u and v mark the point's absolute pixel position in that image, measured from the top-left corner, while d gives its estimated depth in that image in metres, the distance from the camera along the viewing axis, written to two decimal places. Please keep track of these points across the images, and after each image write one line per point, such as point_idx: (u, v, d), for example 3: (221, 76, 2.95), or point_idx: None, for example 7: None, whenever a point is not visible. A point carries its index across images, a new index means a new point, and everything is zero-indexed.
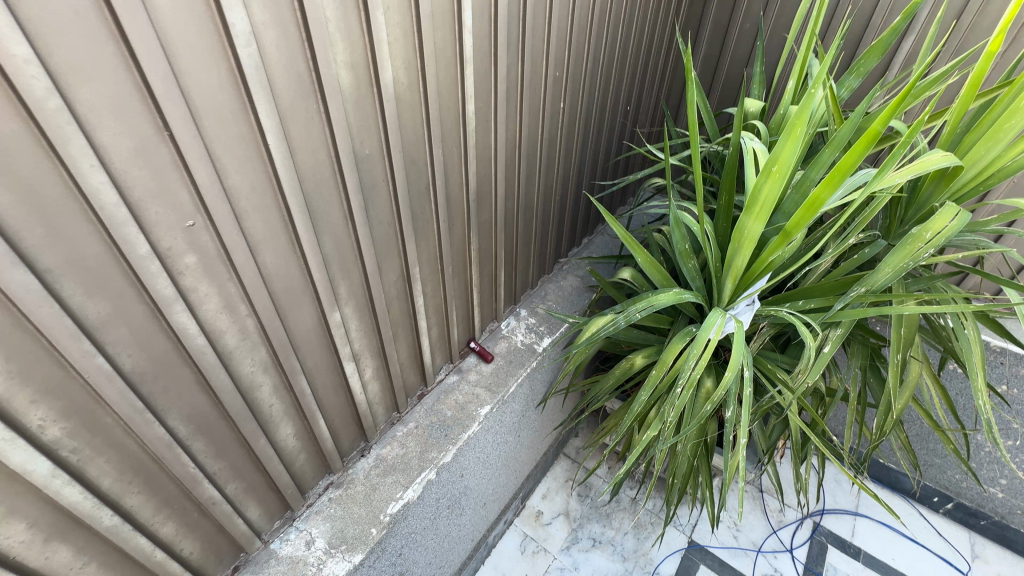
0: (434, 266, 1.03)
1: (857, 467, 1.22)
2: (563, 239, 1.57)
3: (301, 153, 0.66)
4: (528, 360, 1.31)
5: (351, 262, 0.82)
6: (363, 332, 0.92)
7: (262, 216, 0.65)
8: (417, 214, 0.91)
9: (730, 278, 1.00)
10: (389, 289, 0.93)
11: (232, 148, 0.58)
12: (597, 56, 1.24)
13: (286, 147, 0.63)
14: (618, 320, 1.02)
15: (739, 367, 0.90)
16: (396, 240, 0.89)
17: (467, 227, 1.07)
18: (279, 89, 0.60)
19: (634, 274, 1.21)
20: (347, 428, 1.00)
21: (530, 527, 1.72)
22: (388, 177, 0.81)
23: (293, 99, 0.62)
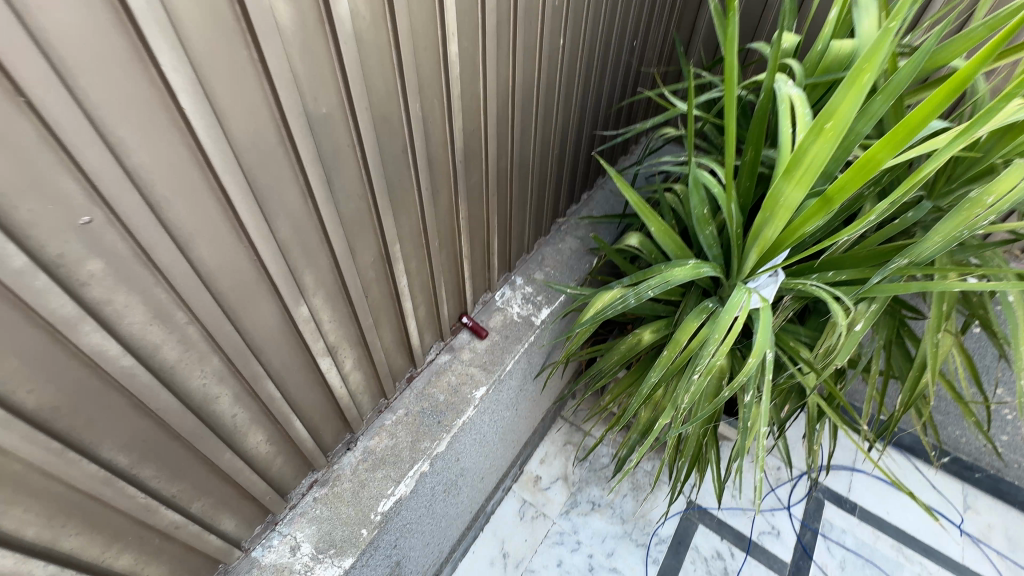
0: (418, 241, 0.89)
1: (880, 432, 1.16)
2: (561, 197, 1.41)
3: (236, 117, 0.51)
4: (525, 334, 1.20)
5: (316, 246, 0.68)
6: (339, 322, 0.80)
7: (189, 202, 0.51)
8: (394, 183, 0.77)
9: (755, 250, 0.88)
10: (366, 272, 0.80)
11: (130, 115, 0.43)
12: None
13: (211, 109, 0.48)
14: (629, 298, 0.91)
15: (766, 354, 0.80)
16: (370, 216, 0.75)
17: (454, 194, 0.93)
18: (189, 28, 0.44)
19: (642, 241, 1.08)
20: (329, 423, 0.90)
21: (529, 493, 1.70)
22: (355, 142, 0.66)
23: (213, 43, 0.46)
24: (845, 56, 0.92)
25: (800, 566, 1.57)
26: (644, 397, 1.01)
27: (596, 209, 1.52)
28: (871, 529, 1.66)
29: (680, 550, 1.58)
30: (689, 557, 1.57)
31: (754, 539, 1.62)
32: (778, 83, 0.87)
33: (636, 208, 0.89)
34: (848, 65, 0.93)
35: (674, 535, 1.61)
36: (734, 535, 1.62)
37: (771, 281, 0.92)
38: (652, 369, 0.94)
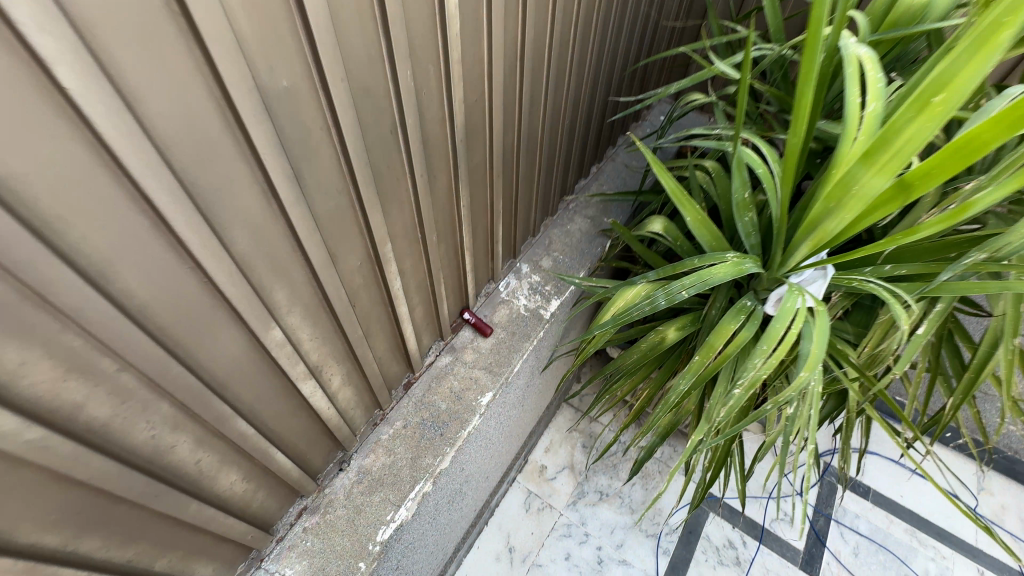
0: (413, 236, 0.76)
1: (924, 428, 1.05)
2: (570, 171, 1.27)
3: (156, 97, 0.36)
4: (534, 330, 1.08)
5: (286, 257, 0.55)
6: (322, 338, 0.67)
7: (98, 219, 0.37)
8: (382, 171, 0.62)
9: (808, 243, 0.76)
10: (352, 278, 0.67)
11: None
12: None
13: (112, 87, 0.33)
14: (659, 299, 0.79)
15: (820, 367, 0.69)
16: (353, 212, 0.61)
17: (454, 179, 0.78)
18: None
19: (666, 227, 0.97)
20: (316, 446, 0.79)
21: (534, 484, 1.63)
22: (330, 124, 0.52)
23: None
24: (919, 7, 0.77)
25: (813, 554, 1.53)
26: (669, 405, 0.90)
27: (607, 184, 1.38)
28: (885, 513, 1.63)
29: (691, 540, 1.54)
30: (700, 547, 1.53)
31: (766, 527, 1.58)
32: (843, 40, 0.72)
33: (671, 195, 0.76)
34: (921, 19, 0.78)
35: (684, 524, 1.56)
36: (746, 523, 1.58)
37: (820, 276, 0.80)
38: (682, 377, 0.83)
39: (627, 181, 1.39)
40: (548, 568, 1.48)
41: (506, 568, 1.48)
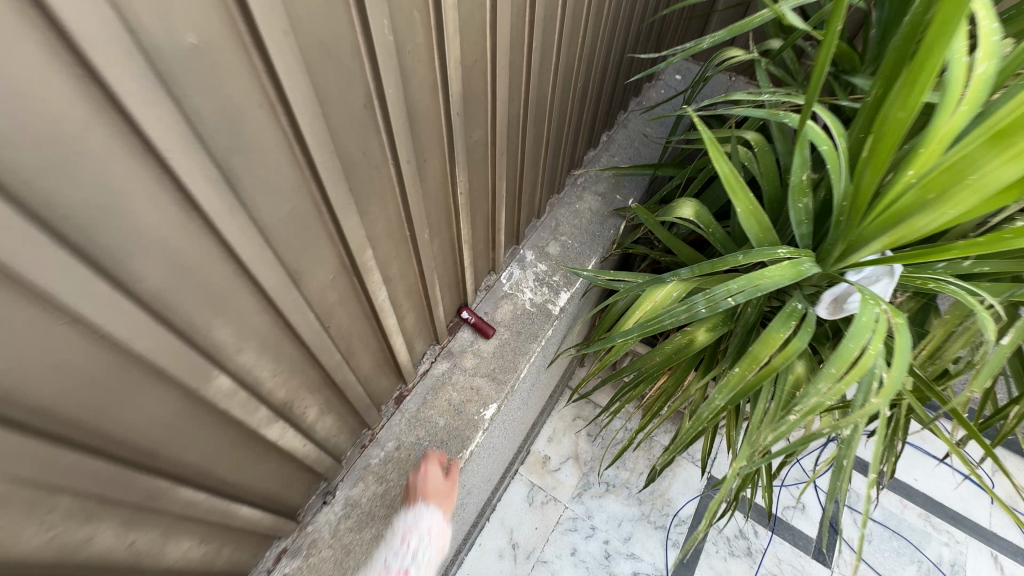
0: (399, 236, 0.61)
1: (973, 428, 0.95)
2: (579, 142, 1.10)
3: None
4: (542, 329, 0.95)
5: (228, 285, 0.40)
6: (289, 370, 0.54)
7: None
8: (355, 162, 0.47)
9: (882, 240, 0.62)
10: (324, 296, 0.53)
11: None
12: None
13: None
14: (698, 305, 0.66)
15: (898, 394, 0.58)
16: (319, 217, 0.46)
17: (449, 162, 0.63)
18: None
19: (697, 212, 0.83)
20: (293, 483, 0.67)
21: (537, 476, 1.55)
22: (275, 101, 0.36)
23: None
24: None
25: (826, 542, 1.48)
26: (701, 421, 0.79)
27: (619, 155, 1.22)
28: (898, 497, 1.58)
29: (702, 531, 1.48)
30: (711, 537, 1.47)
31: (778, 515, 1.52)
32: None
33: (726, 181, 0.62)
34: None
35: (694, 514, 1.51)
36: (758, 512, 1.52)
37: (885, 275, 0.69)
38: (720, 394, 0.71)
39: (640, 152, 1.22)
40: (553, 564, 1.41)
41: (510, 566, 1.41)
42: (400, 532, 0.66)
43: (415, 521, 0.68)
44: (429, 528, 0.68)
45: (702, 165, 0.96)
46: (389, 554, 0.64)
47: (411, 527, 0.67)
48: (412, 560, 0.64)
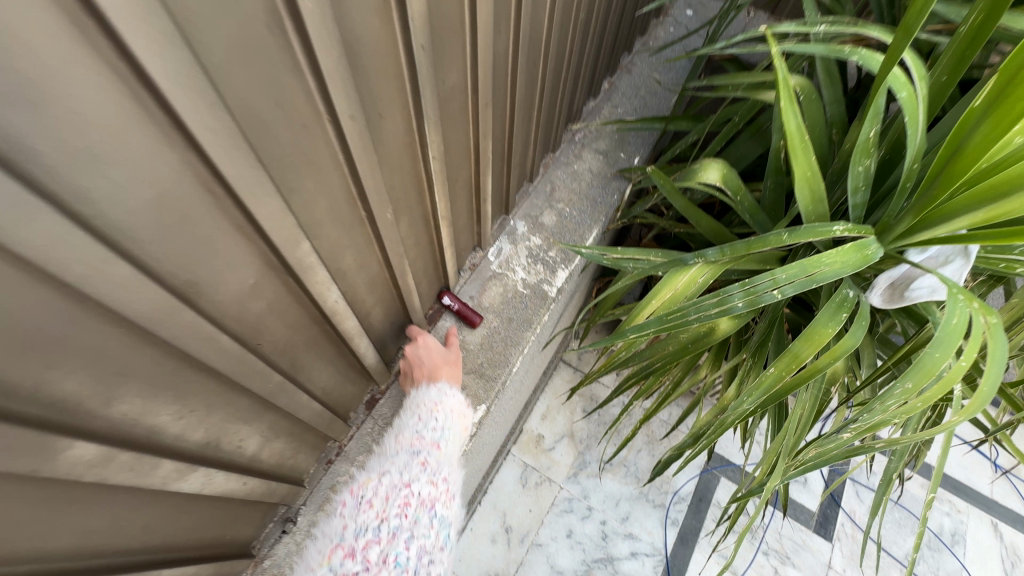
0: (350, 219, 0.46)
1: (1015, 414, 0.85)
2: (577, 90, 0.93)
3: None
4: (536, 315, 0.82)
5: (60, 319, 0.26)
6: (207, 406, 0.40)
7: None
8: (265, 119, 0.31)
9: (976, 216, 0.48)
10: (245, 309, 0.39)
11: None
12: None
13: None
14: (736, 297, 0.53)
15: (983, 412, 0.47)
16: (216, 203, 0.31)
17: (415, 116, 0.47)
18: None
19: (725, 178, 0.68)
20: (240, 518, 0.55)
21: (530, 457, 1.47)
22: (81, 16, 0.20)
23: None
24: None
25: (828, 515, 1.41)
26: (722, 424, 0.69)
27: (622, 105, 1.05)
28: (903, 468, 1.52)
29: (701, 508, 1.42)
30: (710, 514, 1.42)
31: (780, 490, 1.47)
32: None
33: (790, 138, 0.50)
34: None
35: (693, 492, 1.45)
36: None
37: (960, 256, 0.55)
38: (750, 399, 0.60)
39: (647, 102, 1.05)
40: (548, 547, 1.35)
41: (504, 550, 1.34)
42: (425, 405, 0.66)
43: (439, 397, 0.67)
44: (454, 407, 0.68)
45: (725, 116, 0.80)
46: (421, 426, 0.65)
47: (438, 403, 0.66)
48: (442, 434, 0.65)
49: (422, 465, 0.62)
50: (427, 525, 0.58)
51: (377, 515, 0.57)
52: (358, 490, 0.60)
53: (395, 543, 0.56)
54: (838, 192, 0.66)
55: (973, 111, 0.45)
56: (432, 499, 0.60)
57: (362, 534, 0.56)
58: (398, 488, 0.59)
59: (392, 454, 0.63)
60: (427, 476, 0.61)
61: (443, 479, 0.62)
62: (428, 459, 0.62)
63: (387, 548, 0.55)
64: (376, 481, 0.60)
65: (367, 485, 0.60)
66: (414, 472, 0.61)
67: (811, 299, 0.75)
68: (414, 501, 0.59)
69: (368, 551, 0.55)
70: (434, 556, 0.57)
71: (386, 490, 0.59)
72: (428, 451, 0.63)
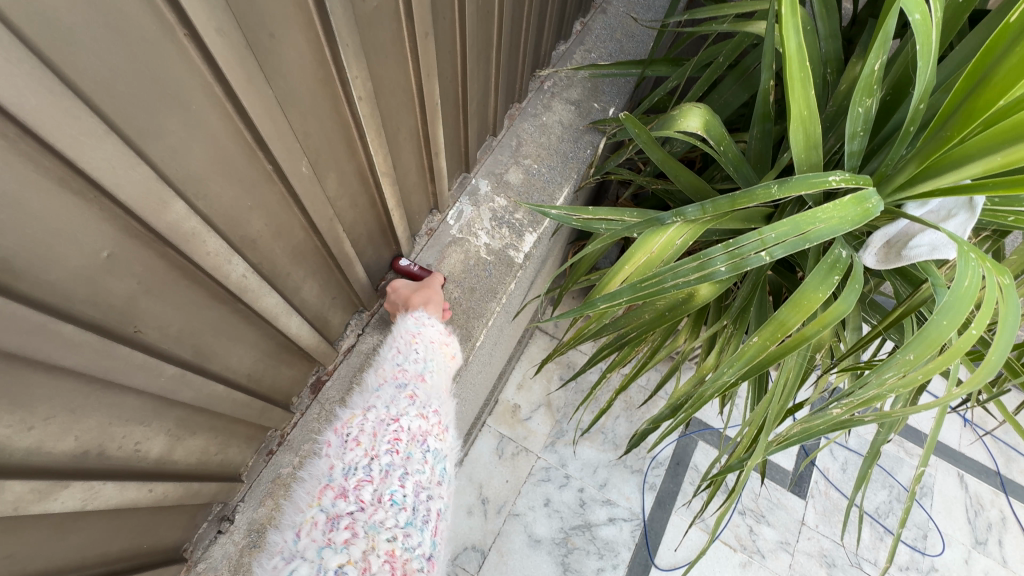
0: (250, 174, 0.37)
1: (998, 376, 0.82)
2: (544, 30, 0.83)
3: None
4: (501, 284, 0.74)
5: None
6: (73, 409, 0.32)
7: None
8: (66, 21, 0.22)
9: (991, 161, 0.41)
10: (102, 289, 0.30)
11: None
12: None
13: None
14: (717, 260, 0.46)
15: (985, 387, 0.41)
16: (7, 144, 0.22)
17: (323, 40, 0.37)
18: None
19: (707, 124, 0.60)
20: (158, 525, 0.48)
21: (506, 427, 1.43)
22: None
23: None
24: None
25: (802, 475, 1.41)
26: (701, 397, 0.64)
27: (596, 48, 0.94)
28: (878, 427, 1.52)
29: (680, 472, 1.42)
30: (688, 478, 1.42)
31: None
32: None
33: (787, 59, 0.43)
34: None
35: (671, 456, 1.44)
36: None
37: (964, 211, 0.50)
38: (730, 370, 0.54)
39: (624, 45, 0.94)
40: (526, 516, 1.33)
41: (480, 522, 1.31)
42: (404, 337, 0.60)
43: (418, 327, 0.61)
44: (436, 337, 0.61)
45: (708, 58, 0.71)
46: (402, 358, 0.59)
47: (418, 332, 0.60)
48: (426, 365, 0.59)
49: (410, 398, 0.56)
50: (422, 460, 0.53)
51: (366, 452, 0.51)
52: (342, 428, 0.54)
53: (389, 480, 0.50)
54: (832, 140, 0.59)
55: (1008, 28, 0.39)
56: (424, 432, 0.54)
57: (353, 473, 0.50)
58: (386, 423, 0.53)
59: (375, 388, 0.57)
60: (417, 410, 0.55)
61: (434, 412, 0.57)
62: (416, 392, 0.56)
63: (382, 486, 0.49)
64: (361, 417, 0.54)
65: (352, 423, 0.54)
66: (402, 405, 0.55)
67: (796, 260, 0.69)
68: (405, 436, 0.53)
69: (361, 491, 0.49)
70: (432, 491, 0.52)
71: (373, 425, 0.53)
72: (414, 383, 0.57)
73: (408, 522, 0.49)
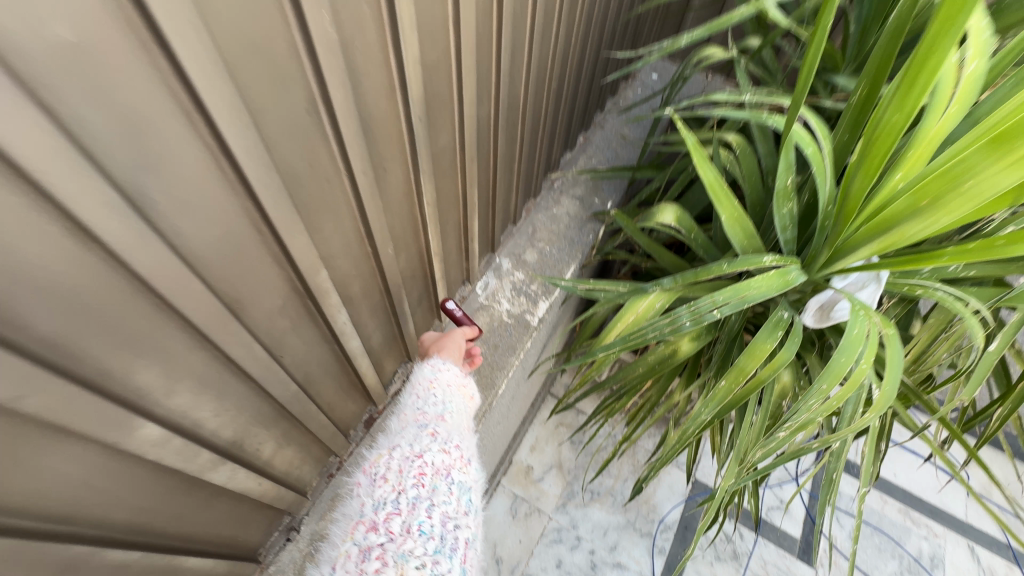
0: (358, 253, 0.55)
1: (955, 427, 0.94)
2: (554, 143, 1.06)
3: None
4: (519, 343, 0.90)
5: (148, 324, 0.35)
6: (237, 408, 0.48)
7: None
8: (299, 174, 0.41)
9: (870, 247, 0.59)
10: (273, 324, 0.47)
11: None
12: None
13: None
14: (682, 317, 0.62)
15: (891, 409, 0.55)
16: (261, 239, 0.41)
17: (413, 169, 0.58)
18: None
19: (679, 218, 0.79)
20: (252, 523, 0.61)
21: (520, 487, 1.51)
22: (196, 115, 0.31)
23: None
24: None
25: (809, 542, 1.44)
26: (686, 435, 0.77)
27: (596, 156, 1.18)
28: (880, 494, 1.53)
29: (687, 536, 1.45)
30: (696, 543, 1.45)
31: (763, 517, 1.48)
32: None
33: (709, 189, 0.62)
34: None
35: (679, 520, 1.48)
36: (743, 515, 1.48)
37: (873, 282, 0.66)
38: (705, 408, 0.68)
39: (617, 153, 1.18)
40: None
41: None
42: (422, 383, 0.67)
43: (433, 373, 0.68)
44: (452, 380, 0.69)
45: (682, 166, 0.93)
46: (422, 402, 0.65)
47: (435, 378, 0.68)
48: (444, 407, 0.65)
49: (432, 436, 0.61)
50: (447, 492, 0.58)
51: (394, 487, 0.56)
52: (370, 468, 0.59)
53: (416, 512, 0.55)
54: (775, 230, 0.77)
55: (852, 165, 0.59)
56: (447, 466, 0.59)
57: (382, 508, 0.55)
58: (411, 460, 0.58)
59: (398, 431, 0.62)
60: (439, 445, 0.60)
61: (455, 447, 0.62)
62: (437, 430, 0.62)
63: (410, 518, 0.55)
64: (387, 456, 0.59)
65: (379, 462, 0.59)
66: (425, 443, 0.60)
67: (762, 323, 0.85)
68: (429, 470, 0.58)
69: (391, 523, 0.54)
70: (458, 521, 0.57)
71: (398, 463, 0.58)
72: (434, 423, 0.63)
73: (436, 550, 0.54)
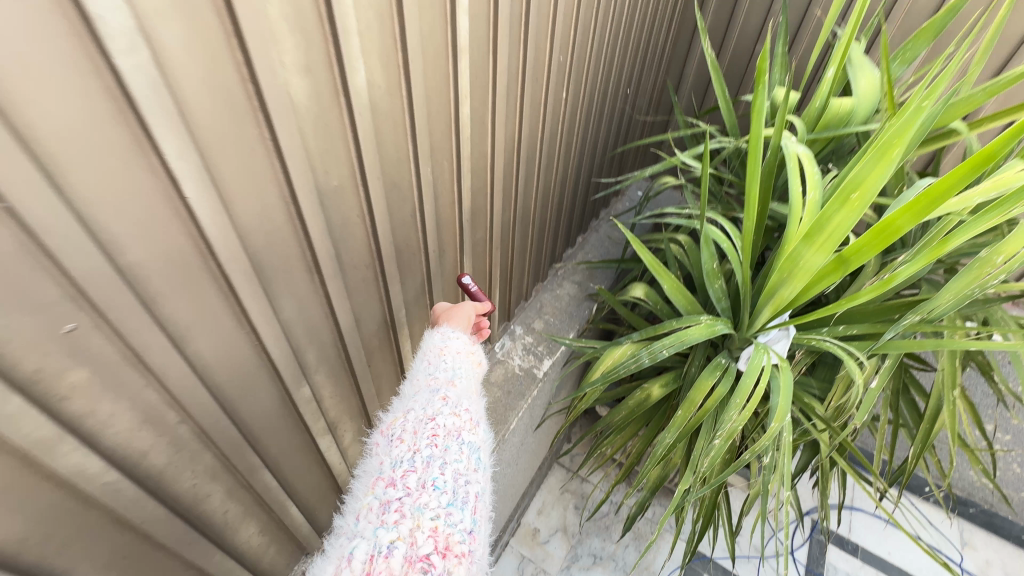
0: (422, 302, 0.85)
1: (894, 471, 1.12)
2: (558, 241, 1.40)
3: (238, 187, 0.45)
4: (528, 389, 1.14)
5: (320, 323, 0.63)
6: (340, 396, 0.74)
7: (192, 301, 0.46)
8: (401, 248, 0.72)
9: (769, 306, 0.87)
10: (370, 341, 0.75)
11: (137, 216, 0.38)
12: (600, 49, 1.10)
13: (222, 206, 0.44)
14: (642, 357, 0.87)
15: (789, 419, 0.77)
16: (376, 284, 0.70)
17: (460, 253, 0.90)
18: (197, 120, 0.39)
19: (647, 292, 1.08)
20: (325, 501, 0.83)
21: (527, 549, 1.62)
22: (365, 213, 0.62)
23: (212, 97, 0.40)
24: (844, 113, 0.96)
25: None
26: (657, 458, 0.97)
27: (591, 252, 1.51)
28: (875, 571, 1.59)
29: None
30: None
31: None
32: (784, 140, 0.86)
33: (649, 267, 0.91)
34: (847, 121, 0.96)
35: None
36: None
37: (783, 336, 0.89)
38: (666, 430, 0.90)
39: (608, 250, 1.52)
40: None
41: None
42: (434, 350, 0.78)
43: (444, 341, 0.79)
44: (460, 348, 0.79)
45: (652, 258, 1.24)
46: (434, 368, 0.77)
47: (444, 346, 0.78)
48: (453, 372, 0.78)
49: (443, 401, 0.74)
50: (457, 451, 0.69)
51: (410, 448, 0.68)
52: (387, 430, 0.72)
53: (430, 469, 0.66)
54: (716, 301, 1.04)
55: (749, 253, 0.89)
56: (456, 429, 0.72)
57: (399, 467, 0.67)
58: (425, 424, 0.70)
59: (414, 397, 0.75)
60: (449, 409, 0.73)
61: (463, 411, 0.74)
62: (448, 396, 0.74)
63: (424, 475, 0.66)
64: (404, 420, 0.72)
65: (397, 426, 0.72)
66: (436, 408, 0.72)
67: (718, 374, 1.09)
68: (441, 432, 0.70)
69: (407, 479, 0.65)
70: (467, 477, 0.69)
71: (413, 426, 0.70)
72: (445, 389, 0.75)
73: (447, 503, 0.65)
